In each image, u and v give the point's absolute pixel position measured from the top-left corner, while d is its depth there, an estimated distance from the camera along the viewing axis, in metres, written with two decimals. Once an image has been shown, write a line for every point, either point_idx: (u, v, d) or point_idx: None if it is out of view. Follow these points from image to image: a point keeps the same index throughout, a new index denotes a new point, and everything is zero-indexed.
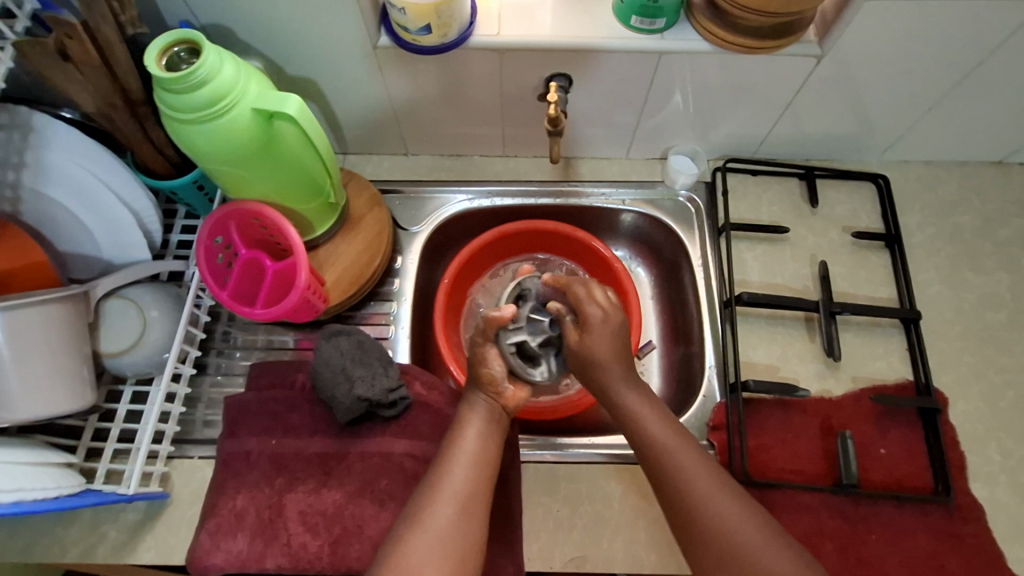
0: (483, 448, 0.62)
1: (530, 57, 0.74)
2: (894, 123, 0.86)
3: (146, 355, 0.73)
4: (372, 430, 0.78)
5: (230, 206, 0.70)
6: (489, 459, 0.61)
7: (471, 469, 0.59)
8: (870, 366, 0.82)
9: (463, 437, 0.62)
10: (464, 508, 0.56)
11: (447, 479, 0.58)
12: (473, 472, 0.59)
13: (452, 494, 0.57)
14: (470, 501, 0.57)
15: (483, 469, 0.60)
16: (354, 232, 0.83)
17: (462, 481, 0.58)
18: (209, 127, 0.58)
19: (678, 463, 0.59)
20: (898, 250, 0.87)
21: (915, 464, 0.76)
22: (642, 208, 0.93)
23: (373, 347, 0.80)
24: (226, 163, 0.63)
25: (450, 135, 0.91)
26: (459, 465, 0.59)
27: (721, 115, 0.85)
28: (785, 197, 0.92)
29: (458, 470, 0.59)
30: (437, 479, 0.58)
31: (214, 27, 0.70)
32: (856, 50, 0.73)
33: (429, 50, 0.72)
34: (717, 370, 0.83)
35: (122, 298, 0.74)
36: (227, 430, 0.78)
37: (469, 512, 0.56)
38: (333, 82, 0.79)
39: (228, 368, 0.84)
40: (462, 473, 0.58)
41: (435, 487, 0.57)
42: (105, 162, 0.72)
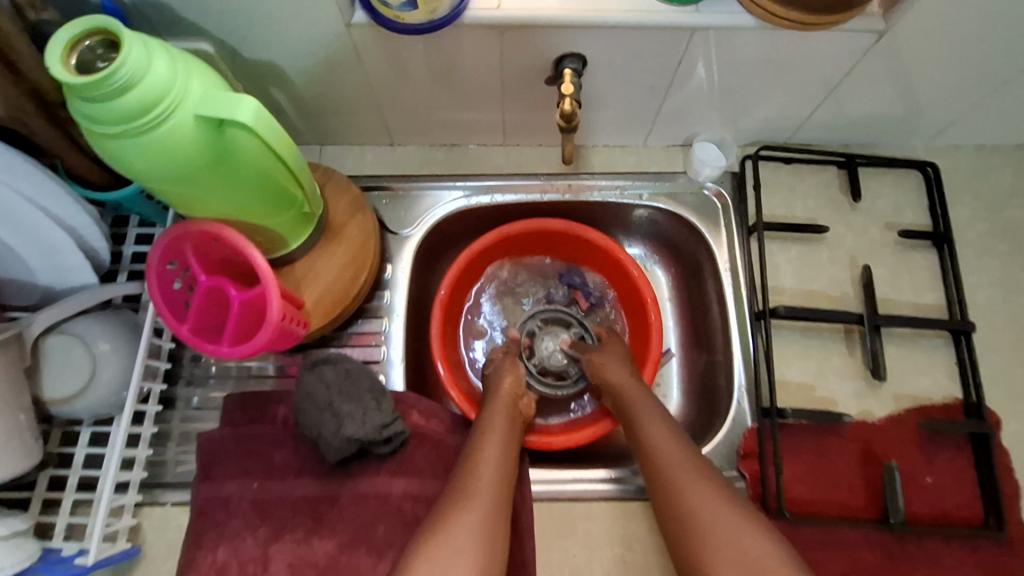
0: (506, 454, 0.64)
1: (538, 35, 0.61)
2: (951, 104, 0.75)
3: (101, 397, 0.64)
4: (364, 470, 0.70)
5: (183, 225, 0.58)
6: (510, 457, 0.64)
7: (500, 475, 0.61)
8: (914, 384, 0.74)
9: (486, 448, 0.63)
10: (493, 519, 0.56)
11: (476, 486, 0.58)
12: (499, 483, 0.60)
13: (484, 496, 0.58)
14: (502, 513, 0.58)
15: (507, 478, 0.61)
16: (335, 242, 0.72)
17: (491, 489, 0.59)
18: (141, 141, 0.46)
19: (710, 524, 0.54)
20: (948, 251, 0.78)
21: (964, 492, 0.69)
22: (662, 204, 0.83)
23: (362, 377, 0.70)
24: (170, 182, 0.51)
25: (444, 122, 0.79)
26: (486, 470, 0.61)
27: (755, 98, 0.74)
28: (822, 189, 0.82)
29: (486, 475, 0.60)
30: (466, 483, 0.59)
31: (147, 6, 0.56)
32: (925, 23, 0.61)
33: (415, 30, 0.59)
34: (747, 391, 0.75)
35: (65, 333, 0.64)
36: (202, 473, 0.70)
37: (496, 523, 0.56)
38: (302, 65, 0.66)
39: (201, 400, 0.75)
40: (492, 477, 0.60)
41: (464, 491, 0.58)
42: (27, 174, 0.58)
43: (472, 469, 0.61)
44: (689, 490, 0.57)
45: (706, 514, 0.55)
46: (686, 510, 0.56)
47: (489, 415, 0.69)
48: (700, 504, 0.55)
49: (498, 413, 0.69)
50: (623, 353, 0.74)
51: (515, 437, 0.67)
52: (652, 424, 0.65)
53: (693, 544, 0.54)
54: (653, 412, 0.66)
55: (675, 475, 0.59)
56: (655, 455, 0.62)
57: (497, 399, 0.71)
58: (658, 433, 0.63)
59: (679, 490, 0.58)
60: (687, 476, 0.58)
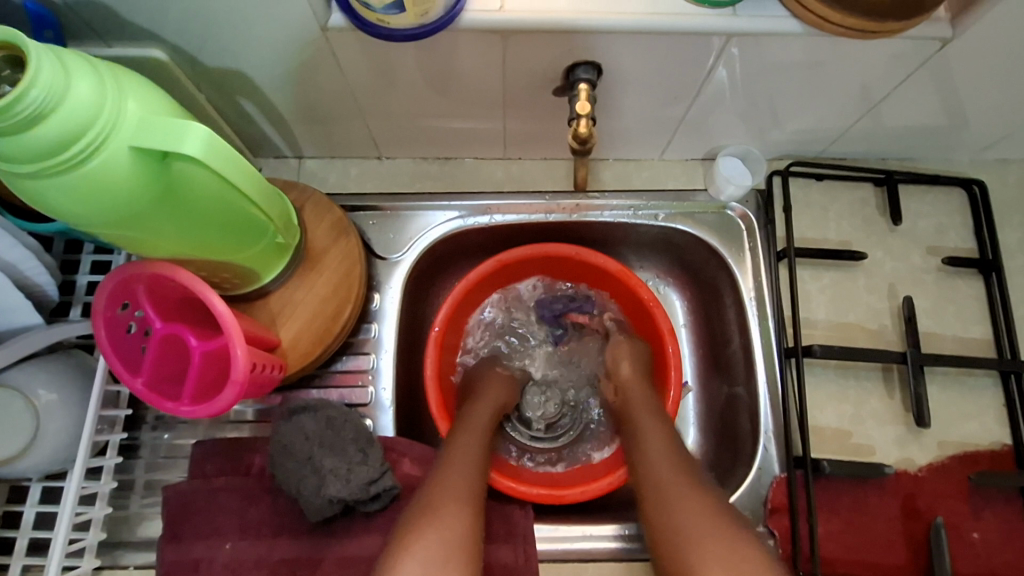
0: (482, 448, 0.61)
1: (548, 40, 0.53)
2: (1009, 116, 0.67)
3: (48, 454, 0.56)
4: (350, 529, 0.62)
5: (131, 267, 0.50)
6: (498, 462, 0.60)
7: (477, 466, 0.57)
8: (958, 429, 0.67)
9: (462, 439, 0.61)
10: (471, 506, 0.52)
11: (452, 474, 0.55)
12: (474, 471, 0.57)
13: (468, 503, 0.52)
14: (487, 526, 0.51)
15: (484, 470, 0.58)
16: (315, 273, 0.64)
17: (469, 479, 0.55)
18: (62, 180, 0.38)
19: (678, 513, 0.49)
20: (998, 279, 0.70)
21: (1014, 551, 0.63)
22: (680, 225, 0.74)
23: (346, 426, 0.63)
24: (106, 223, 0.43)
25: (438, 134, 0.71)
26: (464, 462, 0.57)
27: (787, 110, 0.65)
28: (857, 209, 0.74)
29: (460, 465, 0.57)
30: (443, 472, 0.55)
31: (84, 7, 0.47)
32: (998, 27, 0.52)
33: (404, 36, 0.51)
34: (775, 437, 0.67)
35: (6, 384, 0.56)
36: (168, 532, 0.62)
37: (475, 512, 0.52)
38: (272, 74, 0.58)
39: (168, 448, 0.67)
40: (469, 466, 0.57)
41: (439, 478, 0.54)
42: None
43: (450, 459, 0.57)
44: (665, 479, 0.53)
45: (674, 502, 0.50)
46: (656, 499, 0.52)
47: (472, 414, 0.65)
48: (674, 493, 0.51)
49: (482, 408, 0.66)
50: (639, 356, 0.71)
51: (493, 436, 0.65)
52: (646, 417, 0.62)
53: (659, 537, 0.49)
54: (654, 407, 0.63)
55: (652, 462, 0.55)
56: (643, 443, 0.58)
57: (486, 398, 0.68)
58: (647, 426, 0.60)
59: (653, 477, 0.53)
60: (665, 465, 0.54)
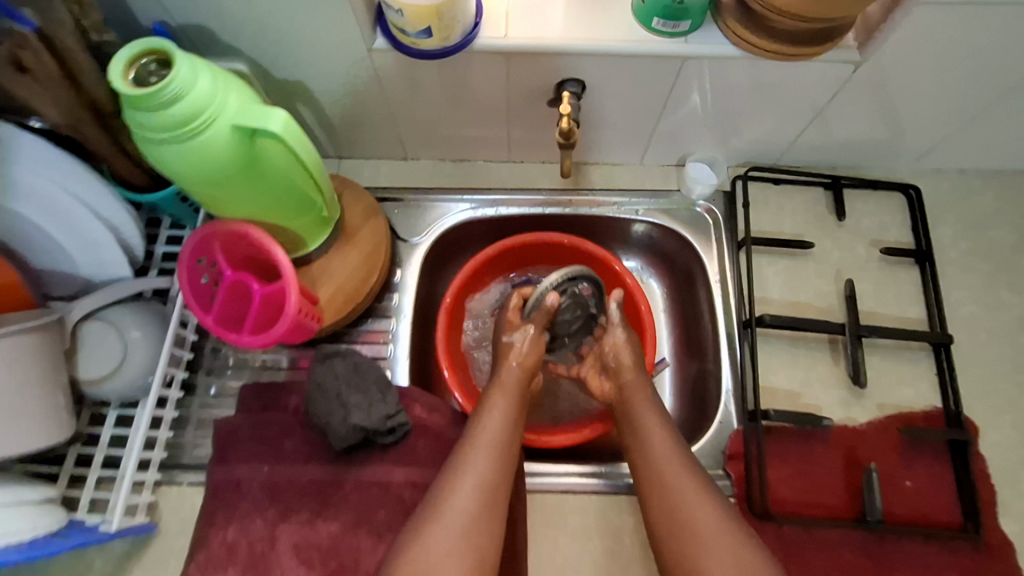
0: (507, 432, 0.66)
1: (542, 60, 0.68)
2: (932, 128, 0.80)
3: (129, 380, 0.69)
4: (368, 458, 0.74)
5: (215, 225, 0.64)
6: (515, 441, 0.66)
7: (495, 457, 0.63)
8: (896, 394, 0.77)
9: (487, 426, 0.66)
10: (486, 498, 0.60)
11: (470, 467, 0.62)
12: (494, 463, 0.63)
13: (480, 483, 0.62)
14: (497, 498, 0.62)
15: (505, 453, 0.64)
16: (349, 245, 0.78)
17: (486, 470, 0.62)
18: (184, 147, 0.52)
19: (691, 518, 0.59)
20: (930, 267, 0.81)
21: (942, 497, 0.72)
22: (657, 219, 0.88)
23: (370, 370, 0.75)
24: (206, 184, 0.57)
25: (455, 139, 0.85)
26: (482, 453, 0.64)
27: (743, 121, 0.79)
28: (809, 208, 0.86)
29: (479, 459, 0.63)
30: (460, 464, 0.63)
31: (193, 29, 0.63)
32: (901, 51, 0.65)
33: (430, 55, 0.66)
34: (735, 394, 0.78)
35: (102, 321, 0.70)
36: (217, 455, 0.74)
37: (492, 504, 0.61)
38: (326, 85, 0.73)
39: (219, 389, 0.80)
40: (489, 457, 0.63)
41: (459, 474, 0.62)
42: (78, 174, 0.65)
43: (469, 450, 0.64)
44: (679, 485, 0.61)
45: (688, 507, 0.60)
46: (671, 501, 0.61)
47: (493, 400, 0.69)
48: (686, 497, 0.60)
49: (508, 384, 0.71)
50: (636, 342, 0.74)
51: (521, 413, 0.70)
52: (646, 410, 0.68)
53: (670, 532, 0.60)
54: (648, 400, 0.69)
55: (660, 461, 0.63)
56: (647, 440, 0.66)
57: (500, 388, 0.71)
58: (653, 424, 0.66)
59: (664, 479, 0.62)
60: (677, 471, 0.62)
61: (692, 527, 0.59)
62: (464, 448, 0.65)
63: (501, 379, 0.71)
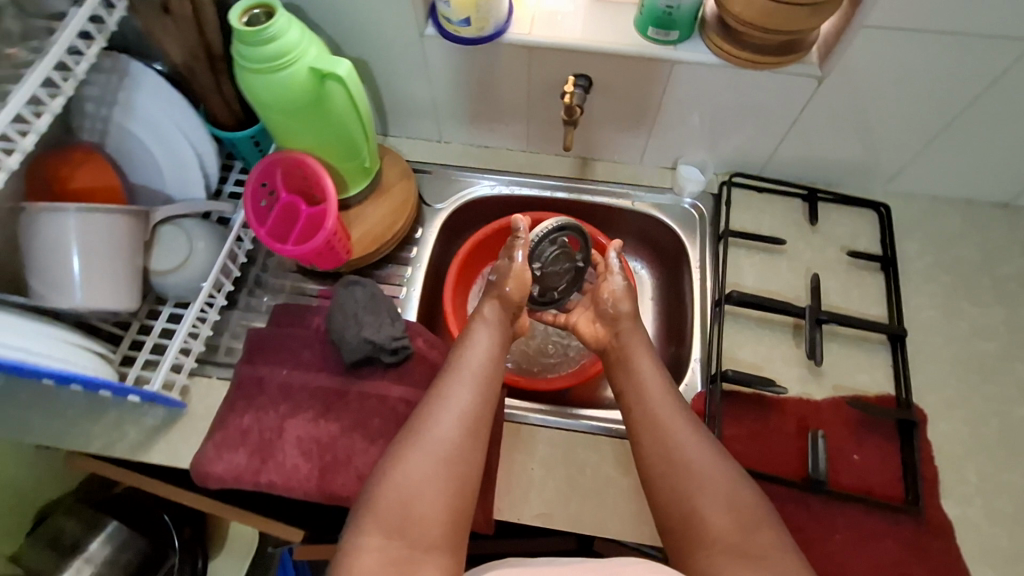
0: (489, 367, 0.74)
1: (559, 55, 0.83)
2: (898, 151, 0.91)
3: (186, 279, 0.83)
4: (372, 374, 0.85)
5: (279, 154, 0.79)
6: (492, 372, 0.73)
7: (479, 387, 0.71)
8: (852, 378, 0.84)
9: (469, 359, 0.74)
10: (469, 424, 0.67)
11: (454, 396, 0.69)
12: (476, 392, 0.70)
13: (456, 412, 0.68)
14: (473, 422, 0.68)
15: (487, 384, 0.72)
16: (382, 197, 0.93)
17: (468, 398, 0.70)
18: (273, 78, 0.68)
19: (692, 462, 0.67)
20: (892, 273, 0.90)
21: (888, 472, 0.77)
22: (649, 211, 1.00)
23: (384, 299, 0.88)
24: (281, 113, 0.73)
25: (483, 127, 1.01)
26: (465, 383, 0.71)
27: (729, 129, 0.92)
28: (787, 214, 0.97)
29: (463, 388, 0.70)
30: (445, 394, 0.70)
31: (288, 6, 0.82)
32: (857, 69, 0.78)
33: (468, 42, 0.82)
34: (702, 364, 0.88)
35: (175, 228, 0.84)
36: (245, 357, 0.86)
37: (475, 427, 0.68)
38: (383, 65, 0.90)
39: (255, 307, 0.93)
40: (471, 388, 0.71)
41: (442, 401, 0.69)
42: (182, 109, 0.83)
43: (453, 381, 0.71)
44: (679, 432, 0.69)
45: (686, 450, 0.68)
46: (672, 448, 0.68)
47: (474, 339, 0.77)
48: (687, 446, 0.68)
49: (493, 322, 0.79)
50: (631, 292, 0.86)
51: (502, 348, 0.79)
52: (643, 362, 0.78)
53: (667, 471, 0.67)
54: (643, 348, 0.80)
55: (659, 411, 0.72)
56: (646, 390, 0.74)
57: (488, 325, 0.79)
58: (650, 376, 0.76)
59: (664, 428, 0.70)
60: (679, 422, 0.70)
61: (688, 467, 0.67)
62: (443, 382, 0.72)
63: (485, 315, 0.80)
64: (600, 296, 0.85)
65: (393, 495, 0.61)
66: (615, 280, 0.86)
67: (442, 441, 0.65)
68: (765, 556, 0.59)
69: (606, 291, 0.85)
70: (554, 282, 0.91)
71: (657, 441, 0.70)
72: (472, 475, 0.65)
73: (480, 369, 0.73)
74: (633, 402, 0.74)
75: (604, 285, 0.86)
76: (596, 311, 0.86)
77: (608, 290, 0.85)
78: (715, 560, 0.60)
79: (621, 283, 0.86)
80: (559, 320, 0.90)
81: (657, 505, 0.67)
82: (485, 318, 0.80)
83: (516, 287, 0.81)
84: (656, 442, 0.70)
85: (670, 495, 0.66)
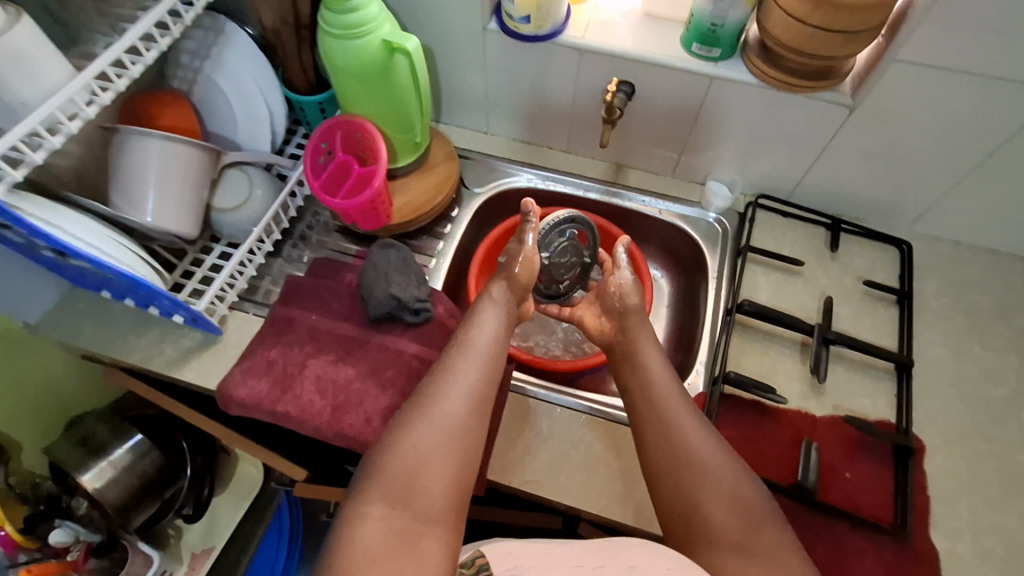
0: (495, 344, 0.76)
1: (607, 60, 0.90)
2: (924, 191, 0.93)
3: (241, 220, 0.91)
4: (393, 330, 0.91)
5: (341, 117, 0.88)
6: (497, 351, 0.75)
7: (484, 361, 0.73)
8: (854, 401, 0.85)
9: (476, 335, 0.76)
10: (473, 397, 0.69)
11: (461, 370, 0.71)
12: (481, 367, 0.72)
13: (462, 387, 0.69)
14: (479, 398, 0.69)
15: (492, 361, 0.73)
16: (427, 173, 1.00)
17: (473, 372, 0.71)
18: (350, 43, 0.77)
19: (706, 460, 0.64)
20: (907, 307, 0.92)
21: (878, 494, 0.78)
22: (674, 220, 1.05)
23: (415, 265, 0.94)
24: (351, 76, 0.81)
25: (528, 123, 1.08)
26: (471, 358, 0.72)
27: (759, 150, 0.96)
28: (809, 239, 1.00)
29: (469, 362, 0.72)
30: (451, 368, 0.71)
31: None
32: (887, 102, 0.82)
33: (526, 38, 0.90)
34: (706, 366, 0.91)
35: (240, 173, 0.92)
36: (281, 298, 0.93)
37: (479, 401, 0.69)
38: (446, 54, 0.99)
39: (296, 258, 1.01)
40: (476, 363, 0.72)
41: (448, 375, 0.70)
42: (263, 69, 0.93)
43: (459, 356, 0.73)
44: (686, 422, 0.67)
45: (697, 446, 0.65)
46: (682, 443, 0.66)
47: (482, 314, 0.79)
48: (698, 439, 0.66)
49: (500, 300, 0.82)
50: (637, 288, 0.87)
51: (509, 323, 0.81)
52: (650, 353, 0.77)
53: (675, 466, 0.65)
54: (650, 339, 0.80)
55: (667, 400, 0.70)
56: (653, 379, 0.73)
57: (493, 302, 0.81)
58: (657, 363, 0.75)
59: (674, 421, 0.68)
60: (687, 414, 0.68)
61: (698, 462, 0.64)
62: (449, 355, 0.73)
63: (492, 292, 0.83)
64: (605, 292, 0.87)
65: (399, 465, 0.62)
66: (624, 276, 0.87)
67: (449, 415, 0.66)
68: (768, 555, 0.57)
69: (611, 285, 0.87)
70: (560, 274, 0.97)
71: (665, 434, 0.67)
72: (475, 445, 0.66)
73: (487, 347, 0.74)
74: (640, 391, 0.73)
75: (610, 282, 0.87)
76: (603, 306, 0.87)
77: (615, 284, 0.86)
78: (716, 555, 0.58)
79: (629, 281, 0.87)
80: (563, 314, 0.92)
81: (663, 505, 0.64)
82: (492, 296, 0.82)
83: (524, 271, 0.85)
84: (662, 433, 0.67)
85: (676, 494, 0.63)
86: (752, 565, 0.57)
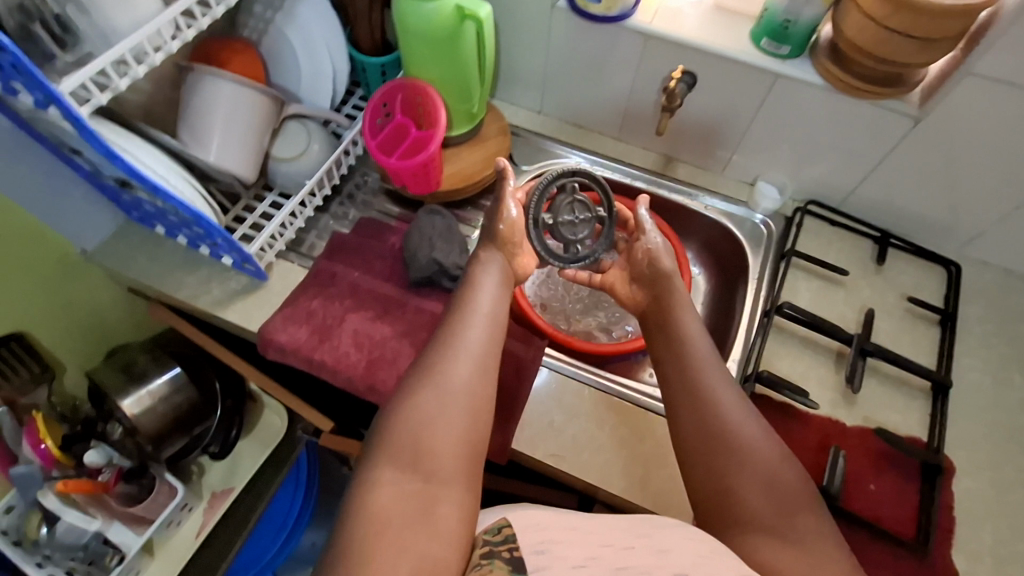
0: (497, 309, 0.73)
1: (671, 48, 0.89)
2: (981, 213, 0.91)
3: (295, 173, 0.93)
4: (432, 295, 0.92)
5: (403, 80, 0.89)
6: (501, 316, 0.72)
7: (489, 326, 0.70)
8: (885, 415, 0.85)
9: (479, 299, 0.73)
10: (481, 362, 0.66)
11: (465, 334, 0.68)
12: (486, 331, 0.69)
13: (468, 352, 0.66)
14: (486, 362, 0.67)
15: (497, 326, 0.71)
16: (478, 145, 1.01)
17: (479, 336, 0.68)
18: (424, 5, 0.78)
19: (741, 439, 0.64)
20: (950, 328, 0.90)
21: (902, 509, 0.77)
22: (719, 218, 1.04)
23: (459, 233, 0.95)
24: (420, 39, 0.82)
25: (583, 107, 1.08)
26: (475, 322, 0.70)
27: (815, 155, 0.95)
28: (856, 250, 0.99)
29: (475, 327, 0.69)
30: (454, 334, 0.68)
31: None
32: (956, 117, 0.80)
33: (594, 18, 0.90)
34: (738, 364, 0.92)
35: (300, 127, 0.94)
36: (326, 253, 0.96)
37: (485, 366, 0.67)
38: (510, 28, 0.99)
39: (342, 216, 1.03)
40: (480, 329, 0.69)
41: (453, 339, 0.68)
42: (332, 26, 0.95)
43: (460, 321, 0.70)
44: (722, 394, 0.67)
45: (733, 424, 0.65)
46: (716, 422, 0.66)
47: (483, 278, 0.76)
48: (734, 419, 0.66)
49: (492, 267, 0.79)
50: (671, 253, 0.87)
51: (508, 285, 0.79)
52: (687, 323, 0.76)
53: (710, 441, 0.65)
54: (691, 315, 0.78)
55: (702, 374, 0.69)
56: (687, 351, 0.72)
57: (488, 263, 0.80)
58: (692, 334, 0.75)
59: (709, 396, 0.67)
60: (724, 390, 0.67)
61: (732, 438, 0.64)
62: (453, 319, 0.70)
63: (480, 258, 0.81)
64: (635, 250, 0.87)
65: (404, 428, 0.60)
66: (653, 240, 0.87)
67: (457, 380, 0.64)
68: (805, 538, 0.58)
69: (641, 249, 0.87)
70: (575, 231, 0.92)
71: (699, 412, 0.67)
72: (489, 407, 0.65)
73: (490, 311, 0.71)
74: (675, 365, 0.72)
75: (641, 247, 0.87)
76: (635, 272, 0.87)
77: (645, 248, 0.86)
78: (751, 540, 0.59)
79: (658, 244, 0.87)
80: (594, 279, 0.91)
81: (695, 481, 0.65)
82: (484, 261, 0.80)
83: (507, 230, 0.83)
84: (696, 410, 0.67)
85: (709, 471, 0.64)
86: (790, 551, 0.57)
